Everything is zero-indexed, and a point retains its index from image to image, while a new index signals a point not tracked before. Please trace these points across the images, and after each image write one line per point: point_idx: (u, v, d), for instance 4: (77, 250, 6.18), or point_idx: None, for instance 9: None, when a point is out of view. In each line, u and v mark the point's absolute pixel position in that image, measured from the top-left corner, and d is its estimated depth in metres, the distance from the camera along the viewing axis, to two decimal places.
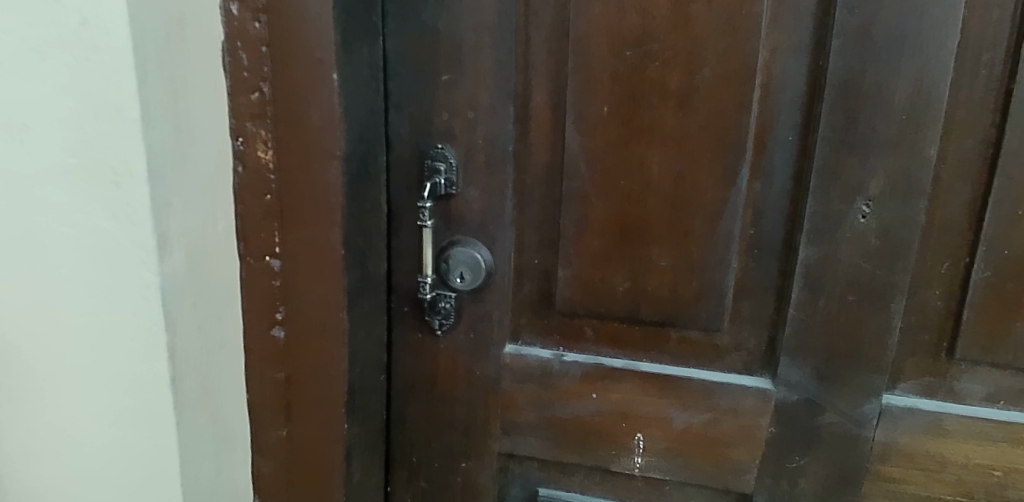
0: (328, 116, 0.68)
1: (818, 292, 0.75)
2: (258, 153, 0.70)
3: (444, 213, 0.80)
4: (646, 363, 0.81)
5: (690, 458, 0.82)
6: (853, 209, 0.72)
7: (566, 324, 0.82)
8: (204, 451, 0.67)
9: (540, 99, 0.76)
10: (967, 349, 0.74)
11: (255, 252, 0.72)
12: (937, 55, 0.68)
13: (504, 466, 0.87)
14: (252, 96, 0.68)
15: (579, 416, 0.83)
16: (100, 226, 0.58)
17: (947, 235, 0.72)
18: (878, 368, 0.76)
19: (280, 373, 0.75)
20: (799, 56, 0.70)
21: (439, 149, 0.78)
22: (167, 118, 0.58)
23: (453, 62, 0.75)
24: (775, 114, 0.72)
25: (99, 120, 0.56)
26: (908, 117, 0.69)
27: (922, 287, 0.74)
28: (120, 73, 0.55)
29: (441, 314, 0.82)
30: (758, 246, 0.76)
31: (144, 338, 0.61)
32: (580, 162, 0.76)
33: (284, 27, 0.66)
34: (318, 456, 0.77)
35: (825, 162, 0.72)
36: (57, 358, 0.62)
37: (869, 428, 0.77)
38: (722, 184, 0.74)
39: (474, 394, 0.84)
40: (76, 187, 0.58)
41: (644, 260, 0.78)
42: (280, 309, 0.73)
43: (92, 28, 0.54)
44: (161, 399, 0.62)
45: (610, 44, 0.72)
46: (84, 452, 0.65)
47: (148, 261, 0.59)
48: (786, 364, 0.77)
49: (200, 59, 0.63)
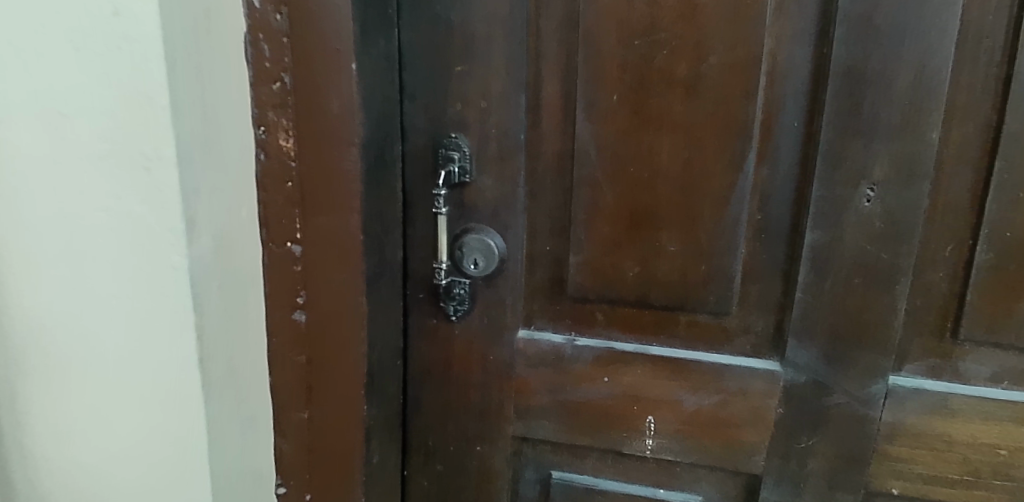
0: (347, 105, 0.70)
1: (824, 275, 0.77)
2: (279, 142, 0.72)
3: (458, 201, 0.82)
4: (656, 347, 0.83)
5: (700, 440, 0.84)
6: (858, 193, 0.74)
7: (578, 310, 0.84)
8: (230, 430, 0.70)
9: (551, 89, 0.78)
10: (971, 330, 0.75)
11: (277, 238, 0.74)
12: (938, 42, 0.69)
13: (518, 449, 0.89)
14: (274, 86, 0.70)
15: (592, 400, 0.85)
16: (131, 210, 0.61)
17: (950, 218, 0.74)
18: (884, 349, 0.77)
19: (301, 357, 0.78)
20: (803, 43, 0.72)
21: (453, 139, 0.80)
22: (194, 106, 0.61)
23: (466, 54, 0.77)
24: (780, 101, 0.74)
25: (129, 108, 0.58)
26: (910, 102, 0.71)
27: (926, 269, 0.75)
28: (151, 61, 0.57)
29: (456, 300, 0.84)
30: (765, 231, 0.78)
31: (173, 318, 0.63)
32: (591, 150, 0.78)
33: (303, 19, 0.69)
34: (339, 438, 0.79)
35: (830, 147, 0.73)
36: (88, 338, 0.65)
37: (876, 409, 0.79)
38: (730, 170, 0.76)
39: (488, 378, 0.87)
40: (107, 173, 0.60)
41: (654, 246, 0.80)
42: (302, 293, 0.76)
43: (124, 19, 0.57)
44: (190, 379, 0.65)
45: (619, 34, 0.75)
46: (113, 431, 0.67)
47: (177, 244, 0.61)
48: (794, 346, 0.79)
49: (224, 51, 0.65)
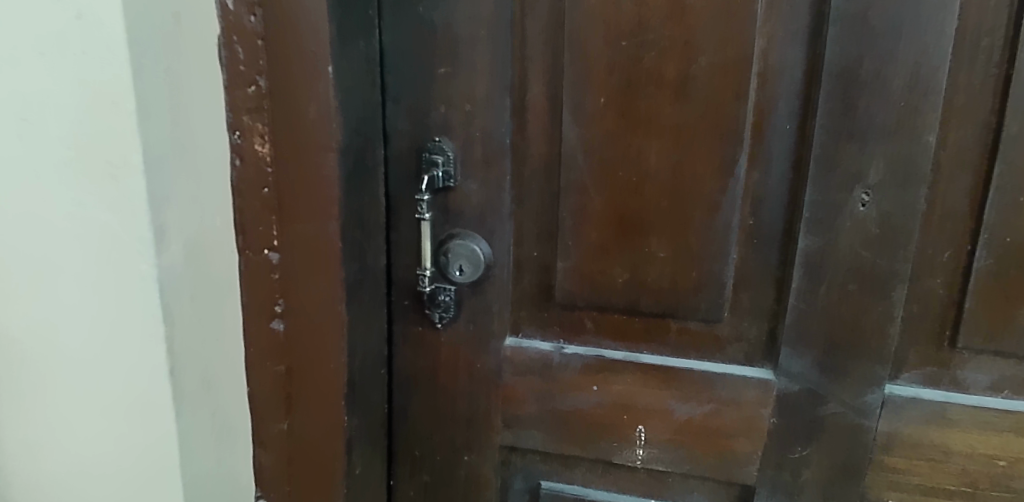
0: (324, 109, 0.68)
1: (818, 281, 0.74)
2: (255, 147, 0.70)
3: (442, 206, 0.80)
4: (647, 355, 0.81)
5: (692, 449, 0.82)
6: (852, 198, 0.72)
7: (566, 316, 0.82)
8: (204, 442, 0.68)
9: (537, 91, 0.76)
10: (970, 338, 0.73)
11: (253, 245, 0.72)
12: (935, 41, 0.67)
13: (506, 459, 0.87)
14: (248, 90, 0.68)
15: (581, 409, 0.83)
16: (98, 219, 0.59)
17: (947, 223, 0.71)
18: (880, 357, 0.75)
19: (280, 366, 0.76)
20: (796, 43, 0.70)
21: (437, 143, 0.78)
22: (163, 111, 0.58)
23: (450, 55, 0.75)
24: (772, 103, 0.72)
25: (95, 113, 0.56)
26: (906, 104, 0.69)
27: (923, 275, 0.73)
28: (115, 66, 0.55)
29: (441, 307, 0.82)
30: (757, 236, 0.76)
31: (143, 329, 0.61)
32: (579, 154, 0.76)
33: (278, 20, 0.67)
34: (319, 449, 0.77)
35: (824, 150, 0.71)
36: (57, 350, 0.63)
37: (872, 419, 0.76)
38: (721, 174, 0.74)
39: (475, 387, 0.84)
40: (72, 180, 0.58)
41: (643, 251, 0.77)
42: (280, 302, 0.74)
43: (87, 22, 0.55)
44: (161, 390, 0.63)
45: (607, 35, 0.72)
46: (83, 444, 0.66)
47: (145, 253, 0.59)
48: (787, 354, 0.77)
49: (197, 53, 0.63)
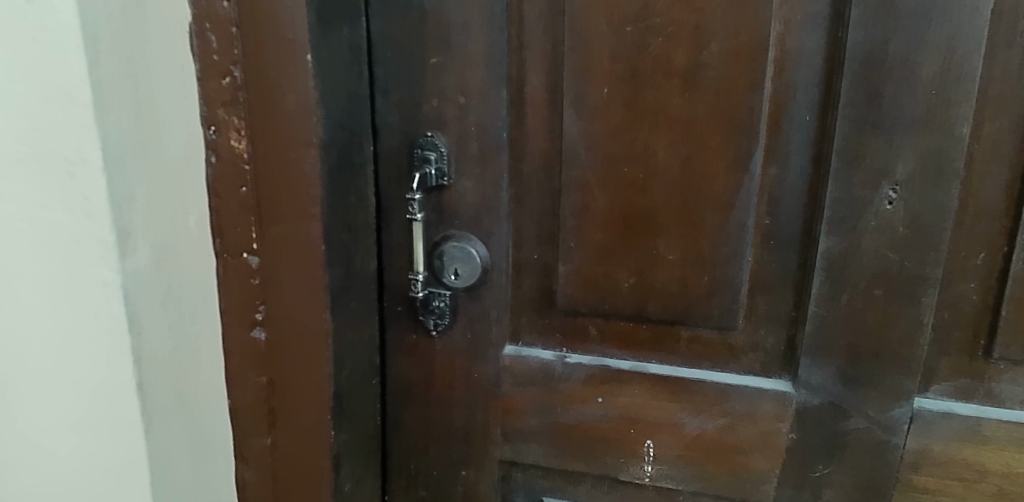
0: (304, 102, 0.64)
1: (840, 286, 0.69)
2: (231, 143, 0.65)
3: (436, 205, 0.75)
4: (655, 365, 0.75)
5: (704, 467, 0.76)
6: (878, 195, 0.66)
7: (569, 323, 0.77)
8: (180, 457, 0.64)
9: (535, 82, 0.71)
10: (1007, 348, 0.67)
11: (231, 248, 0.68)
12: (969, 23, 0.61)
13: (506, 474, 0.82)
14: (223, 81, 0.64)
15: (585, 422, 0.77)
16: (57, 220, 0.55)
17: (982, 223, 0.65)
18: (909, 369, 0.69)
19: (262, 377, 0.71)
20: (815, 27, 0.64)
21: (429, 138, 0.73)
22: (124, 102, 0.54)
23: (442, 43, 0.70)
24: (790, 92, 0.66)
25: (49, 105, 0.52)
26: (937, 92, 0.63)
27: (955, 280, 0.67)
28: (69, 54, 0.51)
29: (435, 313, 0.77)
30: (774, 238, 0.70)
31: (106, 340, 0.57)
32: (580, 149, 0.71)
33: (254, 6, 0.62)
34: (306, 465, 0.72)
35: (846, 144, 0.65)
36: (20, 360, 0.59)
37: (899, 435, 0.71)
38: (734, 170, 0.68)
39: (473, 398, 0.79)
40: (27, 179, 0.54)
41: (650, 254, 0.72)
42: (261, 309, 0.69)
43: (38, 6, 0.51)
44: (127, 403, 0.59)
45: (609, 20, 0.67)
46: (51, 459, 0.62)
47: (106, 256, 0.55)
48: (807, 365, 0.71)
49: (163, 42, 0.59)
